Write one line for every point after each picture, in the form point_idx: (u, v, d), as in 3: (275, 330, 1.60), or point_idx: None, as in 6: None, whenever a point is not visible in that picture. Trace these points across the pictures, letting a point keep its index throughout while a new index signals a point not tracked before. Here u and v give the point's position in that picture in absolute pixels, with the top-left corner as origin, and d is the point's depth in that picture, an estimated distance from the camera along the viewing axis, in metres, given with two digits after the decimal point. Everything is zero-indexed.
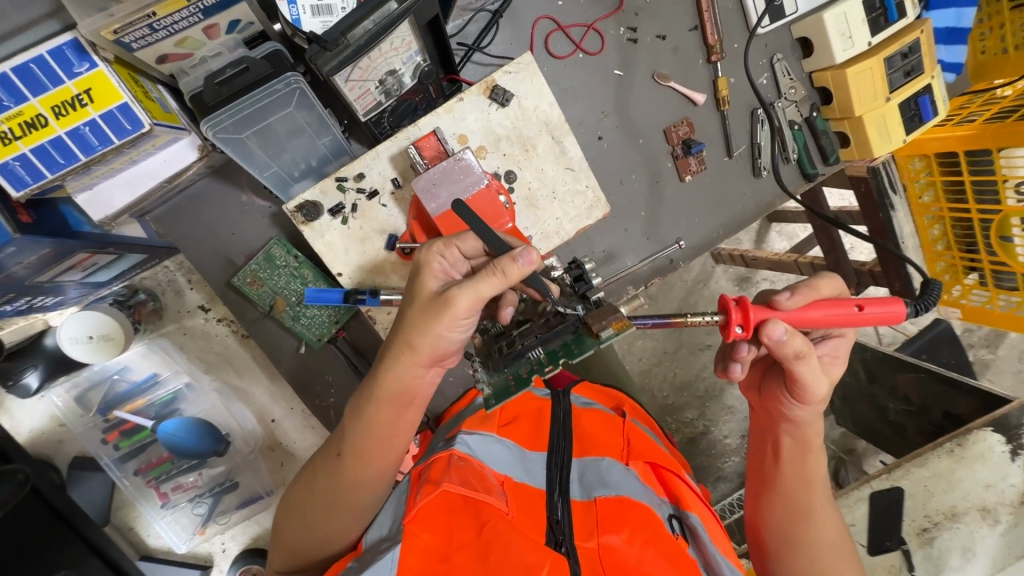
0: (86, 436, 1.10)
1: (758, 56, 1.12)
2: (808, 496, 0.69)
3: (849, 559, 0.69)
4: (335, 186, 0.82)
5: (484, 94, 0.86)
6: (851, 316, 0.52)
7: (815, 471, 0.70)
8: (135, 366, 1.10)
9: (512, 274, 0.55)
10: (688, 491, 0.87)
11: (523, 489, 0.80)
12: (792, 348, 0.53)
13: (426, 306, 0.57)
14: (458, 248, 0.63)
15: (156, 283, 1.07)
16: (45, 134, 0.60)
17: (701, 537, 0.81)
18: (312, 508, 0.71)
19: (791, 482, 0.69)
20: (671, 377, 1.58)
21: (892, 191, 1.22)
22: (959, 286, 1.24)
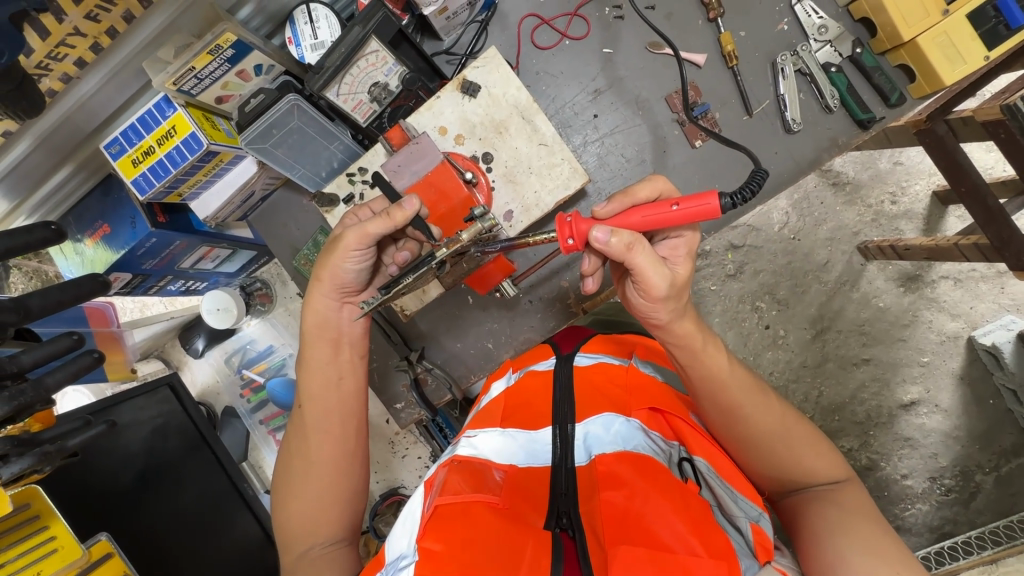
0: (231, 390, 1.52)
1: (772, 2, 1.03)
2: (731, 397, 0.71)
3: (814, 443, 0.72)
4: (346, 180, 1.03)
5: (457, 89, 0.99)
6: (668, 216, 0.58)
7: (721, 370, 0.71)
8: (259, 338, 1.48)
9: (397, 216, 0.73)
10: (694, 432, 0.78)
11: (526, 477, 0.75)
12: (620, 244, 0.58)
13: (331, 250, 0.77)
14: (368, 207, 0.84)
15: (270, 275, 1.46)
16: (153, 158, 0.93)
17: (715, 486, 0.72)
18: (294, 470, 0.80)
19: (708, 389, 0.71)
20: (816, 398, 1.38)
21: None
22: None
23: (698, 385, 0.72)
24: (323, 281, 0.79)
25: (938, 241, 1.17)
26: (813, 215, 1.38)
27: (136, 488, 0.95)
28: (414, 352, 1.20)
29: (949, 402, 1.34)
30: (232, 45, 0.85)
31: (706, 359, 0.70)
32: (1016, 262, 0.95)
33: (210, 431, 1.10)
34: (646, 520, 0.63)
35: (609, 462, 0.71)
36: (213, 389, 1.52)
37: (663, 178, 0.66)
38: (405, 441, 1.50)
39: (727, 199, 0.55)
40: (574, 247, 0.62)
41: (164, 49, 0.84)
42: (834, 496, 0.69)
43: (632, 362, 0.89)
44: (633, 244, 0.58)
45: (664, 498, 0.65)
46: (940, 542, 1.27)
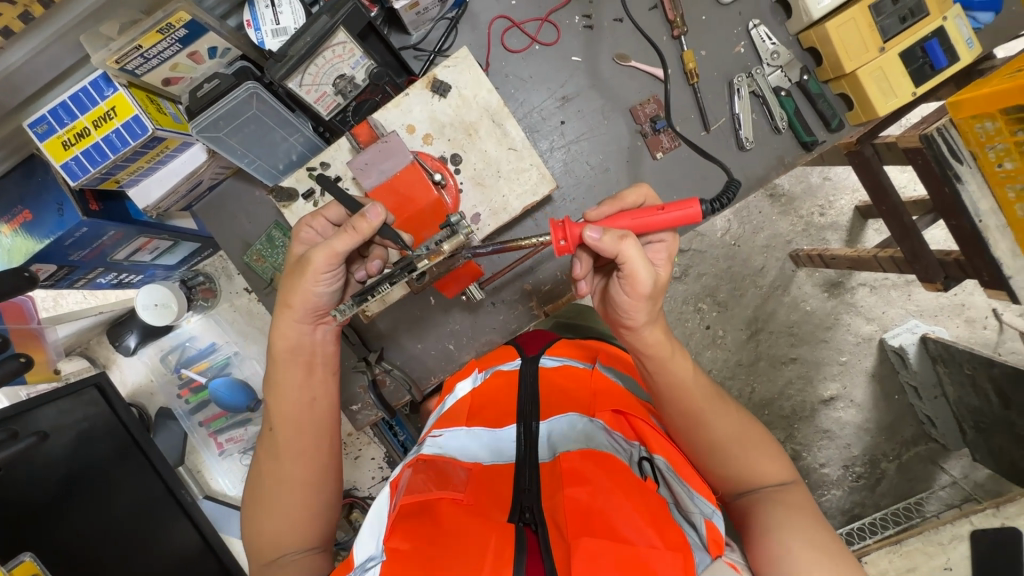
0: (167, 390, 1.42)
1: (730, 25, 1.09)
2: (692, 402, 0.76)
3: (763, 448, 0.77)
4: (306, 174, 0.99)
5: (426, 87, 0.97)
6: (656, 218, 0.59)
7: (686, 379, 0.76)
8: (200, 336, 1.39)
9: (362, 228, 0.70)
10: (655, 433, 0.81)
11: (491, 474, 0.76)
12: (615, 240, 0.57)
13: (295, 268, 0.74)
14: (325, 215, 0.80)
15: (214, 269, 1.36)
16: (88, 141, 0.85)
17: (673, 482, 0.75)
18: (263, 483, 0.77)
19: (671, 394, 0.76)
20: (749, 394, 1.48)
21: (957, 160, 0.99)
22: None
23: (663, 391, 0.76)
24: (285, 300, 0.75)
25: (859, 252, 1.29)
26: (752, 224, 1.47)
27: (56, 498, 0.87)
28: (373, 353, 1.17)
29: (862, 398, 1.48)
30: (185, 25, 0.79)
31: (672, 365, 0.75)
32: (923, 274, 1.10)
33: (143, 432, 0.99)
34: (606, 514, 0.65)
35: (574, 458, 0.72)
36: (146, 389, 1.41)
37: (648, 188, 0.67)
38: (358, 442, 1.46)
39: (710, 204, 0.57)
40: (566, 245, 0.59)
41: (108, 24, 0.77)
42: (781, 497, 0.73)
43: (596, 366, 0.92)
44: (629, 240, 0.57)
45: (623, 496, 0.67)
46: (852, 524, 1.41)
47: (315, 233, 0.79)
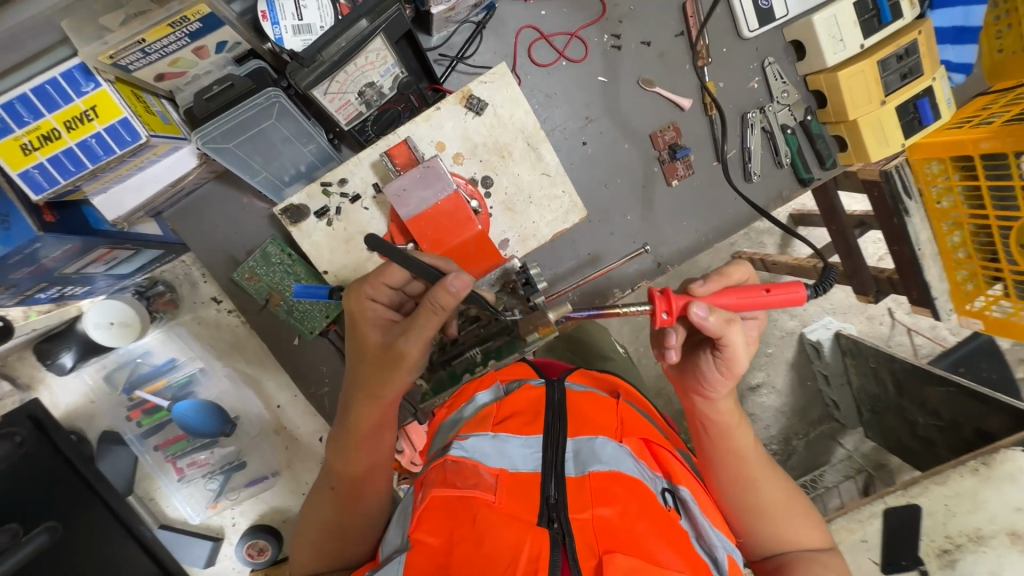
0: (113, 412, 1.23)
1: (747, 60, 1.11)
2: (749, 467, 0.76)
3: (808, 519, 0.75)
4: (321, 190, 0.89)
5: (460, 103, 0.90)
6: (759, 298, 0.58)
7: (741, 447, 0.76)
8: (155, 351, 1.22)
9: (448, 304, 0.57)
10: (680, 467, 0.79)
11: (519, 480, 0.71)
12: (721, 319, 0.56)
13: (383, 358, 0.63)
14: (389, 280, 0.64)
15: (174, 276, 1.18)
16: (58, 146, 0.69)
17: (696, 514, 0.73)
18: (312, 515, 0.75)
19: (729, 457, 0.76)
20: None
21: (909, 195, 1.18)
22: (982, 296, 1.23)
23: (721, 453, 0.77)
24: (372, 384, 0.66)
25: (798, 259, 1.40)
26: None
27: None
28: None
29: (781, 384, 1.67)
30: (201, 19, 0.65)
31: (736, 432, 0.77)
32: (859, 284, 1.30)
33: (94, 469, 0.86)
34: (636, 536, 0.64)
35: (602, 476, 0.69)
36: (86, 412, 1.22)
37: (748, 265, 0.66)
38: None
39: (817, 289, 0.55)
40: (667, 319, 0.58)
41: (110, 14, 0.62)
42: (822, 561, 0.73)
43: (619, 395, 0.92)
44: (734, 323, 0.56)
45: (653, 523, 0.66)
46: None
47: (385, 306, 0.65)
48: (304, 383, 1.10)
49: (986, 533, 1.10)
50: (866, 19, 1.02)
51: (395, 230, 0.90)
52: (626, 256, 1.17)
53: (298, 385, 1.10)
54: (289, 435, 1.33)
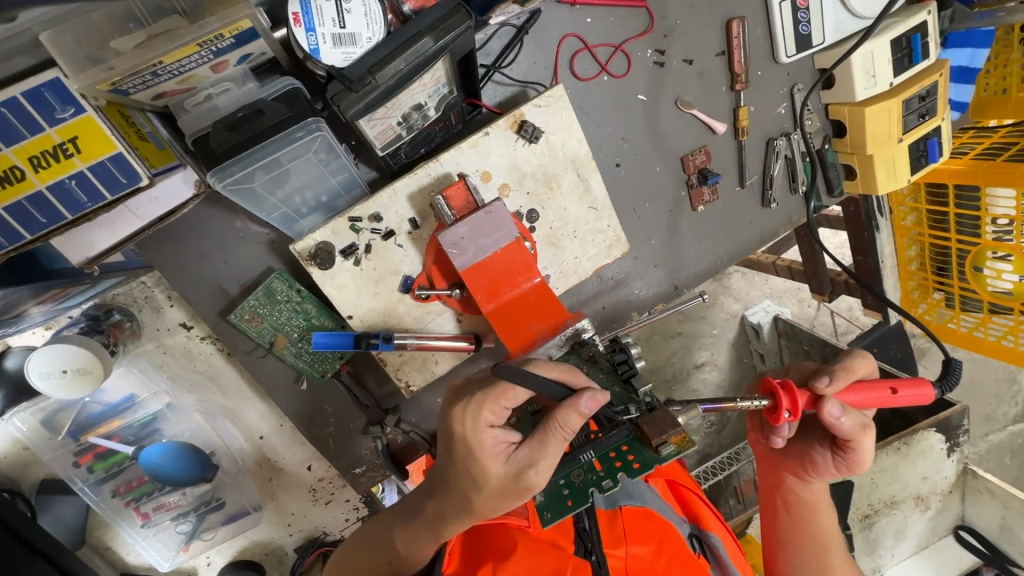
0: (56, 461, 1.03)
1: (778, 85, 1.09)
2: (824, 554, 0.81)
3: None
4: (349, 227, 0.75)
5: (511, 128, 0.79)
6: (882, 395, 0.67)
7: (825, 528, 0.81)
8: (111, 387, 1.03)
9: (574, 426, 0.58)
10: (707, 512, 0.93)
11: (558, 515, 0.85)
12: (855, 424, 0.68)
13: (501, 495, 0.59)
14: (503, 403, 0.61)
15: (131, 300, 0.98)
16: (23, 189, 0.53)
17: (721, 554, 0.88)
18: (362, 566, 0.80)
19: (807, 540, 0.81)
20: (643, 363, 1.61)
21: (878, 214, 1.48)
22: (926, 303, 1.56)
23: (803, 537, 0.81)
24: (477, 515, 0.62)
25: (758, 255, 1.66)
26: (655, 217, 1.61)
27: None
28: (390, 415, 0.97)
29: (723, 362, 1.67)
30: (236, 34, 0.55)
31: (821, 518, 0.81)
32: (818, 285, 1.54)
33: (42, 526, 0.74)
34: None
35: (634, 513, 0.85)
36: (18, 461, 1.05)
37: (862, 351, 0.75)
38: (330, 488, 1.24)
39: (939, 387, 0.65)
40: (792, 421, 0.63)
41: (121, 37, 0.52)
42: None
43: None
44: (866, 429, 0.68)
45: (686, 567, 0.80)
46: None
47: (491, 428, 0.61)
48: (307, 425, 0.98)
49: (896, 498, 1.39)
50: (898, 57, 1.03)
51: (436, 272, 0.80)
52: (646, 279, 1.14)
53: (300, 427, 0.98)
54: (273, 466, 1.18)
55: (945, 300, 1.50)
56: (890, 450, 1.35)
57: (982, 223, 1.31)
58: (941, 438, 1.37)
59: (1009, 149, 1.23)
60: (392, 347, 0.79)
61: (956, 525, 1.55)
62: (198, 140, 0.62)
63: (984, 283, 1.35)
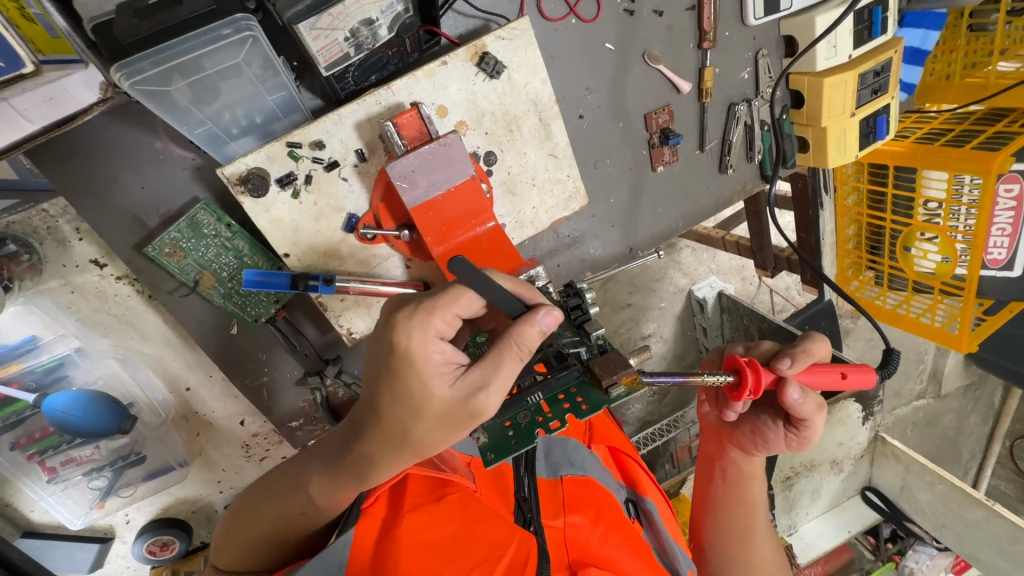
0: None
1: (744, 48, 1.08)
2: (750, 522, 0.87)
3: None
4: (286, 152, 0.68)
5: (471, 60, 0.74)
6: (837, 378, 0.74)
7: (756, 499, 0.87)
8: (5, 330, 0.91)
9: (530, 344, 0.57)
10: (644, 477, 1.01)
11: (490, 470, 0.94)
12: (811, 404, 0.74)
13: (442, 417, 0.56)
14: (453, 311, 0.58)
15: (30, 230, 0.86)
16: None
17: (655, 519, 0.94)
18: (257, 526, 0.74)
19: (738, 506, 0.87)
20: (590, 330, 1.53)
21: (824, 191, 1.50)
22: (857, 280, 1.60)
23: (734, 503, 0.87)
24: (411, 448, 0.59)
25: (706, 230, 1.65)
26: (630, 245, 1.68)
27: None
28: (331, 365, 0.93)
29: (669, 334, 1.61)
30: None
31: (752, 488, 0.87)
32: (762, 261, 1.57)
33: None
34: (606, 550, 0.84)
35: (573, 482, 0.93)
36: None
37: (824, 340, 0.81)
38: (264, 443, 1.18)
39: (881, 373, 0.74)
40: (751, 399, 0.70)
41: None
42: None
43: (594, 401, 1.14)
44: (819, 409, 0.75)
45: (621, 536, 0.87)
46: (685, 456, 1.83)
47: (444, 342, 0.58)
48: (236, 374, 0.91)
49: (816, 462, 1.52)
50: (858, 29, 1.04)
51: (384, 211, 0.75)
52: (602, 239, 1.12)
53: (228, 375, 0.91)
54: (201, 420, 1.11)
55: (875, 278, 1.54)
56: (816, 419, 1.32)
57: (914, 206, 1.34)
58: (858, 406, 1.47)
59: (947, 133, 1.28)
60: (333, 292, 0.74)
61: (863, 487, 1.69)
62: None
63: (910, 262, 1.40)
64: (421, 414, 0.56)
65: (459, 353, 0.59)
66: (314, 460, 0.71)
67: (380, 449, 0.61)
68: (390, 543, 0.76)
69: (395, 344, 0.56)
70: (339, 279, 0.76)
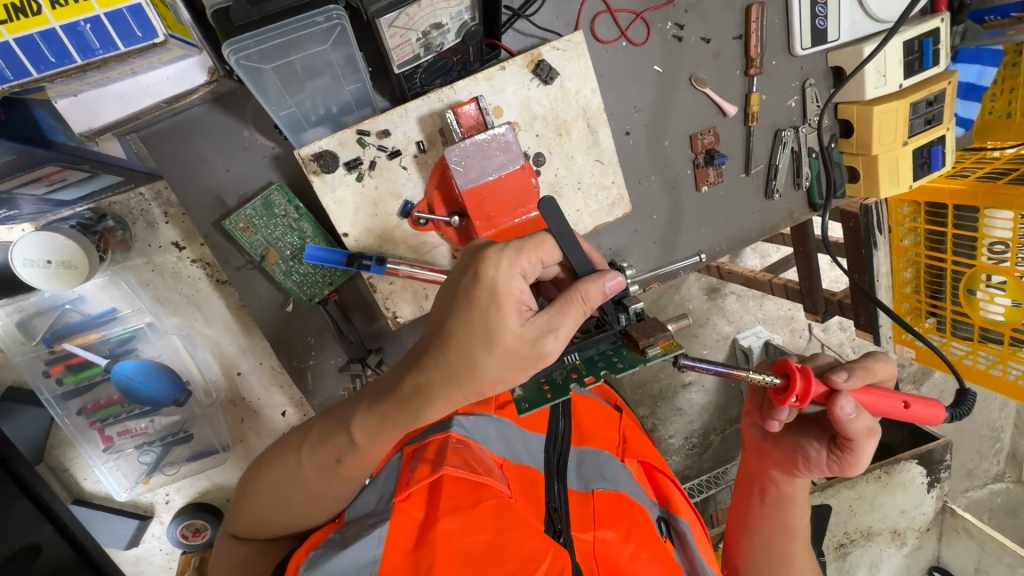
0: (26, 366, 0.99)
1: (791, 77, 1.11)
2: (790, 547, 0.83)
3: None
4: (356, 139, 0.75)
5: (527, 67, 0.80)
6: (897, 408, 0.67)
7: (796, 526, 0.83)
8: (92, 299, 1.00)
9: (592, 299, 0.60)
10: (678, 496, 0.96)
11: (521, 472, 0.90)
12: (863, 424, 0.66)
13: (510, 355, 0.57)
14: (539, 255, 0.60)
15: (127, 210, 0.96)
16: (34, 25, 0.52)
17: (687, 539, 0.91)
18: (288, 491, 0.72)
19: (781, 531, 0.82)
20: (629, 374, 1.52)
21: (878, 231, 1.42)
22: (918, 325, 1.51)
23: (775, 529, 0.83)
24: (472, 385, 0.58)
25: (753, 273, 1.57)
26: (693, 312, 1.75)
27: None
28: (373, 355, 0.97)
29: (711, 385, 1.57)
30: None
31: (795, 511, 0.82)
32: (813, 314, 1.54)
33: None
34: (637, 566, 0.81)
35: (605, 497, 0.88)
36: None
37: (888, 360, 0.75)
38: None
39: (954, 415, 0.66)
40: (795, 407, 0.65)
41: None
42: None
43: (622, 411, 1.08)
44: (871, 434, 0.67)
45: (652, 554, 0.83)
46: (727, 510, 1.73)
47: (524, 282, 0.59)
48: (285, 354, 0.96)
49: (875, 529, 1.38)
50: (908, 61, 1.06)
51: (438, 198, 0.80)
52: (643, 255, 1.14)
53: (279, 354, 0.96)
54: (247, 406, 1.16)
55: (938, 324, 1.46)
56: (870, 477, 1.32)
57: (978, 247, 1.27)
58: (921, 470, 1.35)
59: (1011, 173, 1.22)
60: (383, 272, 0.80)
61: (931, 566, 1.51)
62: (217, 14, 0.63)
63: (976, 306, 1.31)
64: (494, 348, 0.56)
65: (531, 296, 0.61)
66: (361, 401, 0.69)
67: (435, 387, 0.59)
68: (424, 545, 0.71)
69: (482, 276, 0.57)
70: (390, 261, 0.81)
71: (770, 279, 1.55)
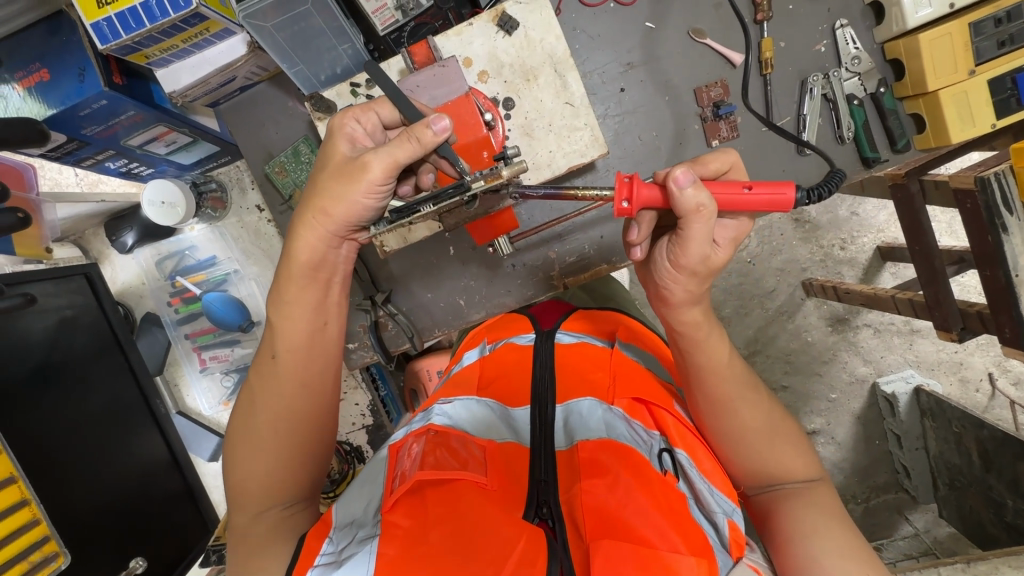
0: (156, 295, 1.36)
1: (816, 21, 1.03)
2: (723, 391, 0.70)
3: (788, 446, 0.71)
4: (349, 90, 0.93)
5: (492, 21, 0.92)
6: (741, 195, 0.58)
7: (718, 362, 0.70)
8: (201, 247, 1.33)
9: (425, 140, 0.59)
10: (675, 423, 0.74)
11: (507, 452, 0.71)
12: (693, 202, 0.55)
13: (340, 170, 0.61)
14: (371, 110, 0.67)
15: (227, 178, 1.30)
16: (125, 4, 0.79)
17: (692, 477, 0.68)
18: (257, 425, 0.68)
19: (702, 380, 0.70)
20: None
21: (1007, 210, 0.95)
22: None
23: (698, 379, 0.70)
24: (315, 205, 0.62)
25: (876, 290, 1.35)
26: (822, 353, 1.60)
27: None
28: (381, 293, 1.14)
29: (843, 437, 1.61)
30: None
31: (706, 349, 0.69)
32: (941, 321, 1.11)
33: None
34: (625, 513, 0.61)
35: (591, 447, 0.67)
36: (136, 291, 1.36)
37: (734, 152, 0.64)
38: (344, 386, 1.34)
39: (803, 190, 0.57)
40: (629, 211, 0.61)
41: None
42: (810, 495, 0.68)
43: (615, 346, 0.87)
44: (703, 212, 0.56)
45: (644, 493, 0.63)
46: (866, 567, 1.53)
47: (363, 130, 0.66)
48: None
49: None
50: None
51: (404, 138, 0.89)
52: None
53: None
54: None
55: None
56: None
57: None
58: None
59: None
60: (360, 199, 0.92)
61: None
62: None
63: None
64: (325, 165, 0.63)
65: (367, 141, 0.66)
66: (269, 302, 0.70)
67: (296, 217, 0.65)
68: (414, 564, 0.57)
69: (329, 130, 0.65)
70: None
71: (893, 294, 1.30)
